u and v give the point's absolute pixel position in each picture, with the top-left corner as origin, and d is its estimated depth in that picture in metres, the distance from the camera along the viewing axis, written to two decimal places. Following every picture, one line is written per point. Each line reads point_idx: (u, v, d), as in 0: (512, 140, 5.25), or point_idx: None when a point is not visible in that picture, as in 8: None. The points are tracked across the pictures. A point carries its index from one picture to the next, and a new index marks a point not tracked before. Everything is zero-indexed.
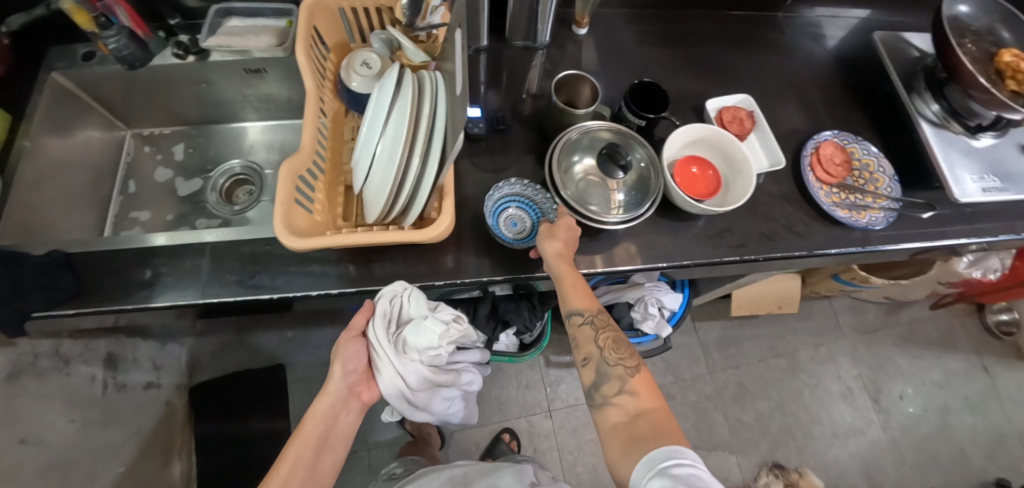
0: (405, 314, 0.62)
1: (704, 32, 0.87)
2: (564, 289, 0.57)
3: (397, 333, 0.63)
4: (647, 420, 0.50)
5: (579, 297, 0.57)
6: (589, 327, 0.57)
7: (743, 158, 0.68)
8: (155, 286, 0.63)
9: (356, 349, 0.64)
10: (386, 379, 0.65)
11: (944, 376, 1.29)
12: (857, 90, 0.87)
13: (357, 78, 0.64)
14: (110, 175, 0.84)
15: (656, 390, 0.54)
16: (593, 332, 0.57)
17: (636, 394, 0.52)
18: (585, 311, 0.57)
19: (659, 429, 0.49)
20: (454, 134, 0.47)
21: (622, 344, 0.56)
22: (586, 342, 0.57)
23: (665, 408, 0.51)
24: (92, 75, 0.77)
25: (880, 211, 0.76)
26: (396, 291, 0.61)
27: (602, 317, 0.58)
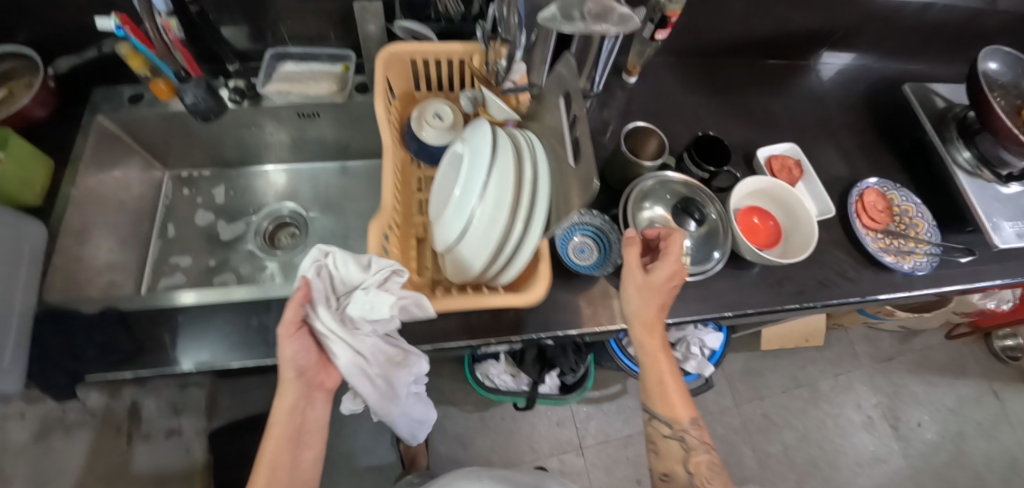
0: (348, 280, 0.50)
1: (745, 80, 0.89)
2: (653, 392, 0.62)
3: (343, 305, 0.50)
4: None
5: (665, 405, 0.62)
6: (674, 437, 0.61)
7: (803, 211, 0.70)
8: (218, 344, 0.61)
9: (303, 344, 0.49)
10: (348, 368, 0.50)
11: (958, 402, 1.34)
12: (889, 137, 0.91)
13: (429, 130, 0.64)
14: (148, 219, 0.81)
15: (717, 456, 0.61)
16: (677, 443, 0.61)
17: (706, 448, 0.60)
18: (670, 420, 0.61)
19: (724, 483, 0.59)
20: (564, 203, 0.47)
21: (680, 399, 0.61)
22: (666, 426, 0.61)
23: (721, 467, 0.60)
24: (139, 118, 0.75)
25: (924, 256, 0.79)
26: (323, 258, 0.50)
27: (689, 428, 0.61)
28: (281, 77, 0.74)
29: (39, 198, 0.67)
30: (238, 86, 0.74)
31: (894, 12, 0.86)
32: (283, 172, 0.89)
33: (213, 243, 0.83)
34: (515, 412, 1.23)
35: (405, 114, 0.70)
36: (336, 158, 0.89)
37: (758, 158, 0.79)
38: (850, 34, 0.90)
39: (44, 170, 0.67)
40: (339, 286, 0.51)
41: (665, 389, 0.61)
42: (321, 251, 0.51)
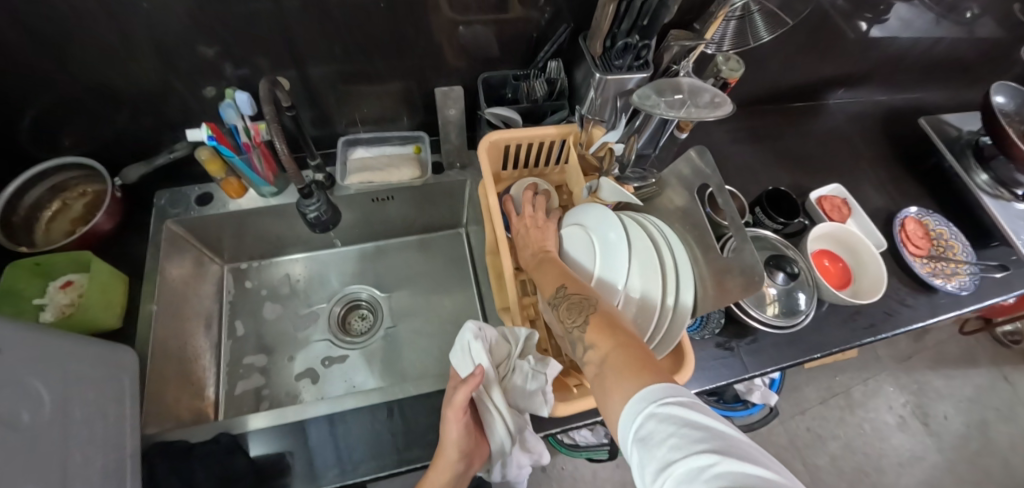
0: (501, 349, 0.56)
1: (778, 125, 0.96)
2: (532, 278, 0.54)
3: (502, 371, 0.54)
4: (612, 364, 0.42)
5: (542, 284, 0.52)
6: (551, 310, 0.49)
7: (869, 252, 0.75)
8: (341, 456, 0.58)
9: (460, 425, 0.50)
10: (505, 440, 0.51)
11: (975, 390, 1.43)
12: (910, 165, 0.99)
13: None
14: (216, 319, 0.77)
15: (623, 327, 0.44)
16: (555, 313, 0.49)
17: (594, 347, 0.44)
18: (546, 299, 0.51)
19: (623, 378, 0.41)
20: (717, 298, 0.50)
21: (580, 308, 0.47)
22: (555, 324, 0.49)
23: (638, 349, 0.42)
24: (206, 218, 0.72)
25: (966, 276, 0.86)
26: (480, 329, 0.55)
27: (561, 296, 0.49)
28: (358, 164, 0.73)
29: (120, 320, 0.62)
30: (317, 178, 0.70)
31: (902, 54, 0.95)
32: (344, 253, 0.88)
33: (285, 335, 0.79)
34: (576, 460, 1.22)
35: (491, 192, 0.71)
36: (399, 232, 0.88)
37: (811, 200, 0.84)
38: (864, 75, 0.99)
39: (122, 287, 0.63)
40: (496, 356, 0.55)
41: (540, 269, 0.54)
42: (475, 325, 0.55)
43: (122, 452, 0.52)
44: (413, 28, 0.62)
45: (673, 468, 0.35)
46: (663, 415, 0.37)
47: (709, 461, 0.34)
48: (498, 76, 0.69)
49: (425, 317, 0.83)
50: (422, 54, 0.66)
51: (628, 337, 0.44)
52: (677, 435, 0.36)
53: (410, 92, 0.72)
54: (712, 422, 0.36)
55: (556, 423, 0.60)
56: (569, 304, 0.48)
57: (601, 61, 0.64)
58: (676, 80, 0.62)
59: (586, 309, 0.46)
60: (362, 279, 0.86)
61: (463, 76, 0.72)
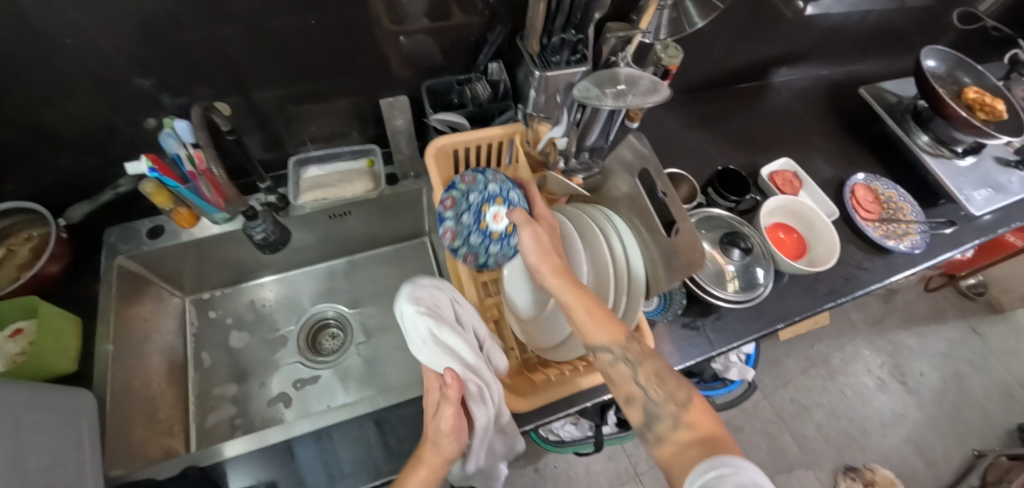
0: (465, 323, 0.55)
1: (727, 106, 0.98)
2: (581, 319, 0.48)
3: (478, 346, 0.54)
4: (710, 448, 0.41)
5: (600, 328, 0.48)
6: (622, 363, 0.47)
7: (821, 221, 0.78)
8: (314, 477, 0.58)
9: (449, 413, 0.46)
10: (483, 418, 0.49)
11: (947, 345, 1.48)
12: (857, 134, 1.02)
13: None
14: (181, 353, 0.76)
15: (715, 416, 0.44)
16: (628, 367, 0.47)
17: (688, 426, 0.43)
18: (613, 345, 0.47)
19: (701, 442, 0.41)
20: (666, 276, 0.51)
21: (666, 376, 0.46)
22: (622, 379, 0.47)
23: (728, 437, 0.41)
24: (160, 251, 0.71)
25: (917, 235, 0.89)
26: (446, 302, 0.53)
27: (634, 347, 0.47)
28: (311, 182, 0.73)
29: (75, 364, 0.61)
30: (268, 200, 0.70)
31: (838, 28, 0.98)
32: (310, 272, 0.87)
33: (255, 361, 0.79)
34: (568, 457, 1.22)
35: None
36: (363, 247, 0.88)
37: (762, 176, 0.86)
38: (804, 52, 1.02)
39: (75, 330, 0.62)
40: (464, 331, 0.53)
41: (588, 310, 0.48)
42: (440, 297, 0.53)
43: None
44: (352, 43, 0.62)
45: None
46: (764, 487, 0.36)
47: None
48: (441, 82, 0.70)
49: (396, 330, 0.83)
50: (364, 68, 0.66)
51: (709, 418, 0.43)
52: None
53: (358, 107, 0.73)
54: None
55: (529, 420, 0.61)
56: (654, 370, 0.46)
57: (540, 58, 0.64)
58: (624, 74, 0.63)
59: (677, 385, 0.45)
60: (330, 297, 0.86)
61: (407, 86, 0.72)
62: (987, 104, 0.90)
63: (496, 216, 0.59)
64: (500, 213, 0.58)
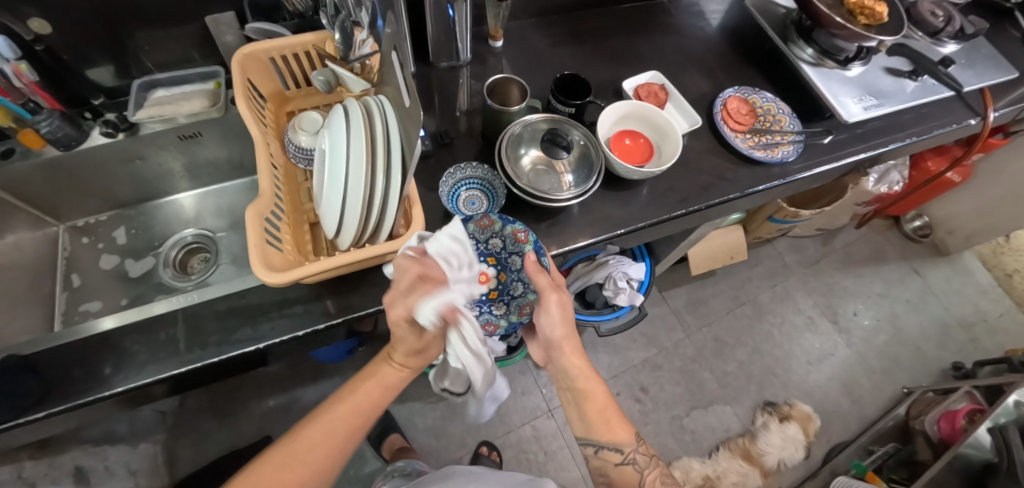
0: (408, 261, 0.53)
1: (606, 27, 0.96)
2: (585, 403, 0.59)
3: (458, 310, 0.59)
4: None
5: (603, 424, 0.59)
6: (630, 465, 0.57)
7: (666, 123, 0.76)
8: (127, 369, 0.61)
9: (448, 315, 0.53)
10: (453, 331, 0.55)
11: (885, 285, 1.45)
12: (746, 52, 0.99)
13: (304, 134, 0.67)
14: (49, 273, 0.80)
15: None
16: (637, 472, 0.57)
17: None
18: (616, 443, 0.58)
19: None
20: (412, 145, 0.52)
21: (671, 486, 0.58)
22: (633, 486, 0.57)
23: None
24: (14, 173, 0.72)
25: (790, 145, 0.86)
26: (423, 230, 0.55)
27: (639, 448, 0.59)
28: (153, 103, 0.76)
29: None
30: (109, 119, 0.74)
31: None
32: (182, 200, 0.90)
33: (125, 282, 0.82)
34: None
35: (279, 113, 0.73)
36: (234, 177, 0.90)
37: (624, 89, 0.85)
38: None
39: None
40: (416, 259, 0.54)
41: (602, 412, 0.59)
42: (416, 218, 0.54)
43: None
44: None
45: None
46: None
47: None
48: None
49: None
50: None
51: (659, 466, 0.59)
52: None
53: (192, 27, 0.74)
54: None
55: (340, 313, 0.64)
56: (659, 478, 0.58)
57: None
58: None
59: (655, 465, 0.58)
60: (201, 223, 0.89)
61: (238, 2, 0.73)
62: (865, 7, 0.85)
63: (485, 276, 0.64)
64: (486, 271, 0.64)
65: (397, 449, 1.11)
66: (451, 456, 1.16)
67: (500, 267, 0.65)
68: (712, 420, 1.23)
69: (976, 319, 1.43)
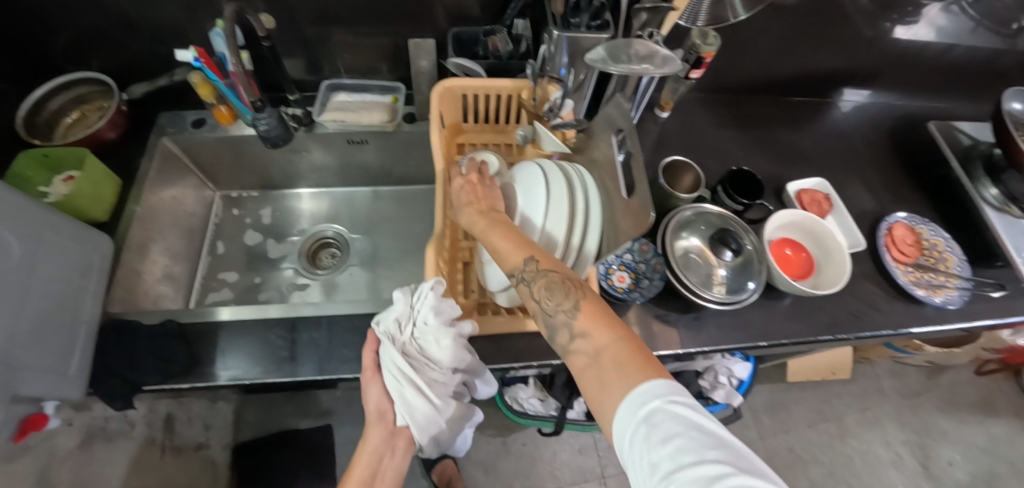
0: (390, 325, 0.57)
1: (773, 117, 0.93)
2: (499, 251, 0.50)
3: (445, 374, 0.57)
4: (611, 357, 0.41)
5: (511, 254, 0.49)
6: (523, 284, 0.47)
7: (837, 244, 0.72)
8: (267, 359, 0.64)
9: (376, 387, 0.57)
10: (419, 416, 0.56)
11: (990, 440, 1.31)
12: (918, 173, 0.92)
13: None
14: (200, 236, 0.85)
15: (613, 314, 0.44)
16: (528, 288, 0.47)
17: (588, 336, 0.43)
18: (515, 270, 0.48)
19: (624, 372, 0.40)
20: (618, 237, 0.50)
21: (560, 287, 0.46)
22: (524, 299, 0.48)
23: (626, 337, 0.42)
24: (198, 141, 0.80)
25: (955, 290, 0.79)
26: (422, 293, 0.55)
27: (535, 266, 0.48)
28: (335, 105, 0.79)
29: (106, 214, 0.70)
30: (295, 113, 0.77)
31: (917, 54, 0.89)
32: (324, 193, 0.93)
33: (261, 260, 0.86)
34: (537, 437, 1.21)
35: (451, 143, 0.75)
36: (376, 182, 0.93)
37: (788, 192, 0.81)
38: (873, 74, 0.94)
39: (114, 188, 0.72)
40: (407, 319, 0.56)
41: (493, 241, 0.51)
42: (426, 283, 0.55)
43: (79, 320, 0.59)
44: None
45: (684, 472, 0.34)
46: (673, 411, 0.37)
47: (719, 468, 0.33)
48: (469, 31, 0.72)
49: (388, 262, 0.88)
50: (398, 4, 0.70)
51: (622, 327, 0.43)
52: (683, 436, 0.35)
53: (387, 42, 0.77)
54: (719, 431, 0.36)
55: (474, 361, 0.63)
56: (547, 284, 0.46)
57: (561, 20, 0.65)
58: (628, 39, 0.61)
59: (574, 293, 0.46)
60: (337, 220, 0.92)
61: (438, 30, 0.75)
62: None
63: (621, 277, 0.68)
64: (626, 277, 0.68)
65: (448, 479, 1.10)
66: None
67: (630, 269, 0.68)
68: None
69: None
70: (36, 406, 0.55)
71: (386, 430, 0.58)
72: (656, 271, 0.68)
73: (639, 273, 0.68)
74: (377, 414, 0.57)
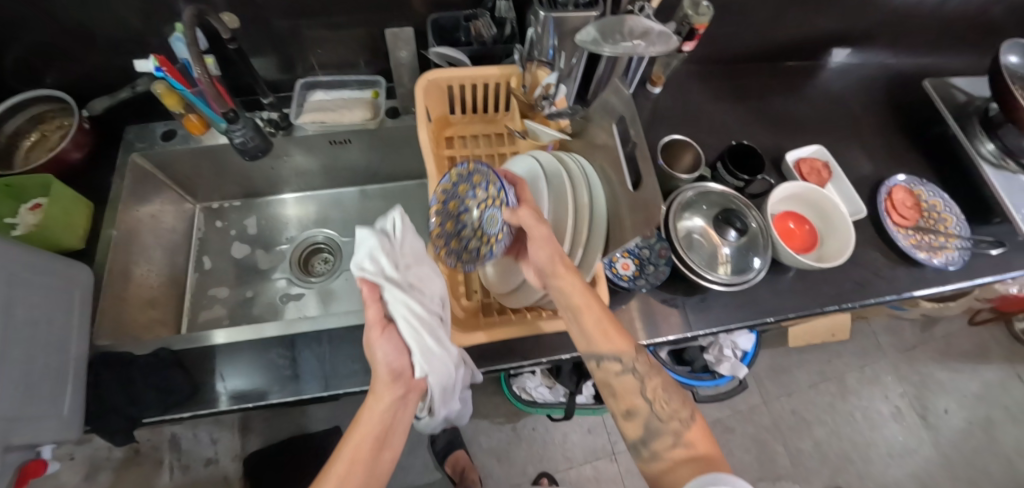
0: (378, 264, 0.46)
1: (767, 85, 0.90)
2: (592, 330, 0.51)
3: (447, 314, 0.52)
4: (693, 467, 0.45)
5: (608, 341, 0.51)
6: (628, 375, 0.51)
7: (839, 214, 0.71)
8: (270, 380, 0.61)
9: (386, 343, 0.47)
10: (440, 360, 0.48)
11: (984, 387, 1.35)
12: (914, 133, 0.91)
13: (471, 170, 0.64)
14: (183, 254, 0.81)
15: (714, 439, 0.49)
16: (634, 380, 0.50)
17: (691, 445, 0.47)
18: (620, 357, 0.50)
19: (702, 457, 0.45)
20: (624, 231, 0.48)
21: (672, 393, 0.51)
22: (630, 392, 0.51)
23: (723, 461, 0.46)
24: (172, 154, 0.75)
25: (955, 250, 0.79)
26: (387, 223, 0.48)
27: (640, 359, 0.51)
28: (313, 105, 0.75)
29: (82, 242, 0.66)
30: (271, 117, 0.73)
31: (910, 10, 0.86)
32: (310, 197, 0.90)
33: (252, 273, 0.83)
34: (547, 422, 1.22)
35: (440, 137, 0.71)
36: (364, 181, 0.90)
37: (787, 162, 0.80)
38: (868, 33, 0.91)
39: (85, 213, 0.67)
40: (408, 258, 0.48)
41: (606, 334, 0.51)
42: (394, 209, 0.48)
43: (67, 360, 0.56)
44: None
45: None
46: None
47: None
48: (448, 17, 0.67)
49: None
50: None
51: (713, 450, 0.47)
52: None
53: (361, 35, 0.72)
54: None
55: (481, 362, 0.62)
56: (661, 386, 0.51)
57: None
58: (620, 17, 0.58)
59: (688, 407, 0.50)
60: (327, 224, 0.88)
61: (416, 19, 0.70)
62: None
63: (625, 264, 0.66)
64: (630, 264, 0.67)
65: (461, 470, 1.11)
66: (509, 481, 1.16)
67: (634, 256, 0.67)
68: None
69: None
70: (32, 452, 0.52)
71: (400, 391, 0.47)
72: (660, 255, 0.67)
73: (643, 259, 0.67)
74: (390, 374, 0.47)
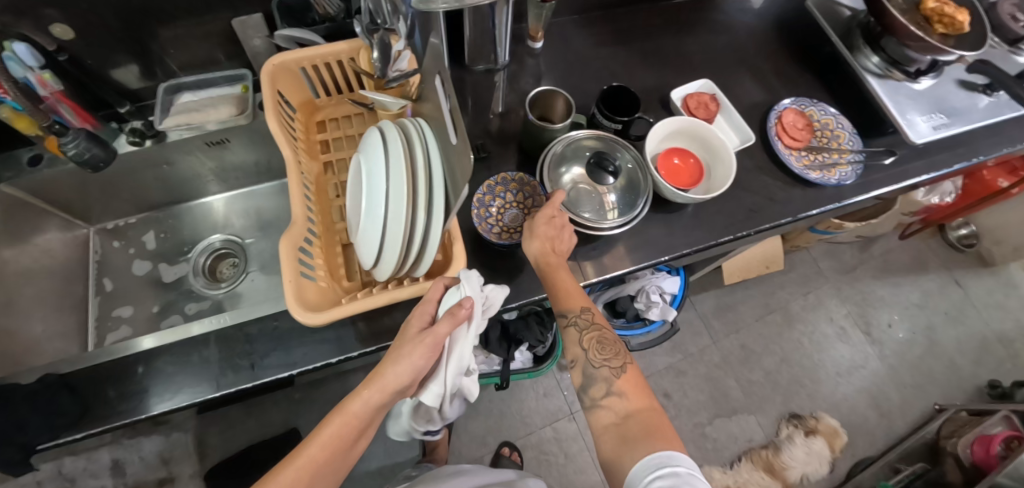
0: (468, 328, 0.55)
1: (653, 25, 0.89)
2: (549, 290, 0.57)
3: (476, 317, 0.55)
4: (638, 420, 0.49)
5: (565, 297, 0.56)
6: (574, 327, 0.55)
7: (720, 144, 0.71)
8: (162, 389, 0.61)
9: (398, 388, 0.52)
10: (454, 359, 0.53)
11: (923, 297, 1.41)
12: (803, 56, 0.91)
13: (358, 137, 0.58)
14: (81, 278, 0.80)
15: (647, 387, 0.53)
16: (578, 332, 0.55)
17: (624, 398, 0.51)
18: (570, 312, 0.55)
19: (643, 440, 0.47)
20: (457, 186, 0.49)
21: (608, 344, 0.55)
22: (572, 343, 0.56)
23: (658, 408, 0.50)
24: (46, 178, 0.70)
25: (848, 166, 0.80)
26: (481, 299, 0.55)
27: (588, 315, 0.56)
28: (181, 109, 0.74)
29: None
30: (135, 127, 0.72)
31: None
32: (209, 203, 0.88)
33: (157, 287, 0.83)
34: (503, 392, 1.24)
35: (310, 123, 0.70)
36: (261, 179, 0.88)
37: (672, 100, 0.80)
38: None
39: None
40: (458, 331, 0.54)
41: (554, 280, 0.57)
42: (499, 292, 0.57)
43: None
44: None
45: None
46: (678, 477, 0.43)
47: None
48: None
49: None
50: None
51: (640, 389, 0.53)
52: None
53: (216, 29, 0.69)
54: None
55: (374, 341, 0.63)
56: (598, 337, 0.55)
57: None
58: None
59: (619, 353, 0.55)
60: (230, 228, 0.88)
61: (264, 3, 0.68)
62: (945, 15, 0.76)
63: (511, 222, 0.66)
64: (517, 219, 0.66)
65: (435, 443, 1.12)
66: (472, 454, 1.17)
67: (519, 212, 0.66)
68: (734, 430, 1.22)
69: (1017, 335, 1.39)
70: None
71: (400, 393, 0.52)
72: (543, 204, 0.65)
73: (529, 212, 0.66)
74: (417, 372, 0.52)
